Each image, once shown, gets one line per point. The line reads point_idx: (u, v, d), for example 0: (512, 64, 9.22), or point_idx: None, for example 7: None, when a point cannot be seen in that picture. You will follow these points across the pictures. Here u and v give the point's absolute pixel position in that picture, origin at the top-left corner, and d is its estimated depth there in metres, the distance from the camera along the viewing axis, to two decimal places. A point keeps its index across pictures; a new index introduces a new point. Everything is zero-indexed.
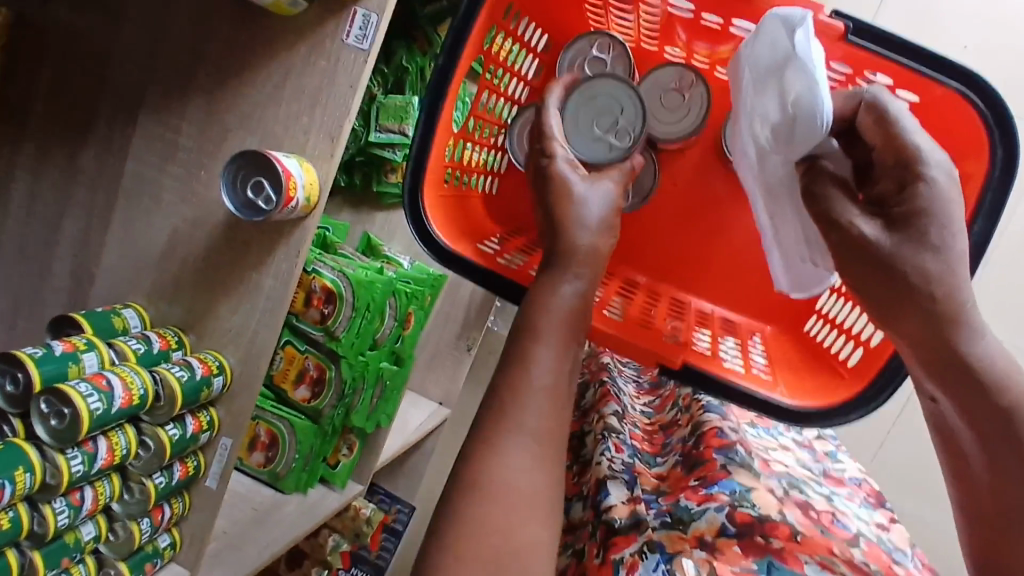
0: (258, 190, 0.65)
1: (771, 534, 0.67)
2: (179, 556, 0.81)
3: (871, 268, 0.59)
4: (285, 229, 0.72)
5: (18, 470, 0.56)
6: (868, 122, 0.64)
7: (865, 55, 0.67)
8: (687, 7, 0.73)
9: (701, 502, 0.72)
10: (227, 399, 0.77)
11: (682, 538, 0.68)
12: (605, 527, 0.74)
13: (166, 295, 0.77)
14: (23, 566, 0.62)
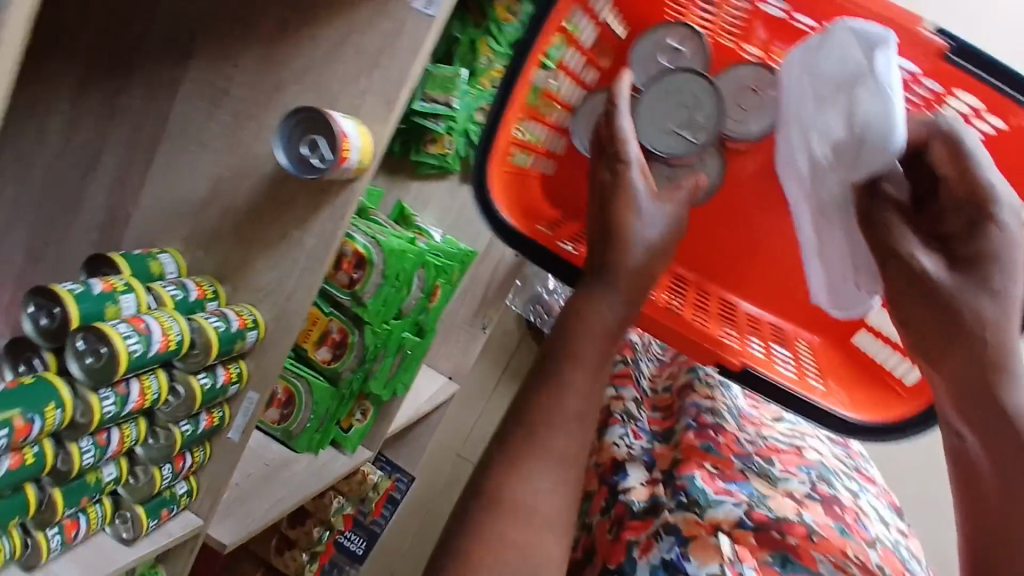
0: (313, 148, 0.65)
1: (789, 531, 0.67)
2: (193, 505, 0.81)
3: (927, 306, 0.61)
4: (333, 188, 0.71)
5: (48, 405, 0.57)
6: (942, 153, 0.65)
7: (956, 72, 0.67)
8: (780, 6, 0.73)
9: (717, 493, 0.72)
10: (258, 353, 0.76)
11: (698, 523, 0.68)
12: (622, 509, 0.76)
13: (204, 243, 0.76)
14: (41, 502, 0.63)
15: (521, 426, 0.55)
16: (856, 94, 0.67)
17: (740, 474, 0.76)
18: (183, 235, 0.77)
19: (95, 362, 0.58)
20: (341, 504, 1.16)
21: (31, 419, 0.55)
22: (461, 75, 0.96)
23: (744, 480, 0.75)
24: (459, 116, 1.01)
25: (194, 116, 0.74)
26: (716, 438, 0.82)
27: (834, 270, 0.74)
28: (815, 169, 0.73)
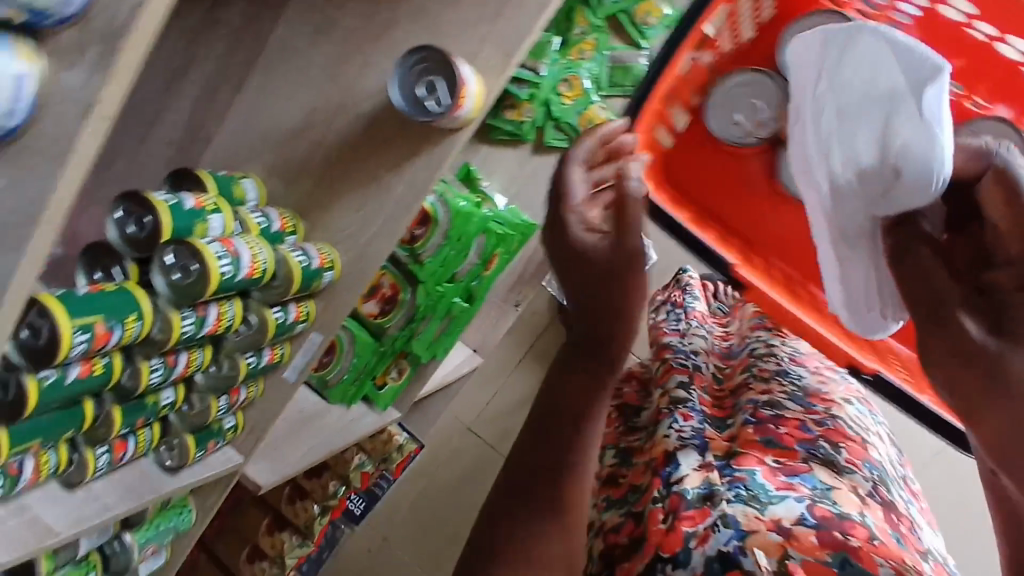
0: (429, 91, 0.62)
1: (851, 533, 0.57)
2: (235, 442, 0.79)
3: (962, 368, 0.53)
4: (433, 136, 0.68)
5: (129, 316, 0.54)
6: (990, 186, 0.63)
7: None
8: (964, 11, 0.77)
9: (780, 488, 0.63)
10: (328, 295, 0.74)
11: (759, 518, 0.59)
12: (676, 496, 0.64)
13: (288, 176, 0.73)
14: (99, 417, 0.60)
15: (498, 534, 0.49)
16: (896, 115, 0.75)
17: (803, 466, 0.68)
18: (265, 164, 0.74)
19: (184, 278, 0.55)
20: (361, 463, 1.14)
21: (112, 327, 0.52)
22: (553, 45, 0.97)
23: (807, 472, 0.66)
24: (544, 84, 0.97)
25: (296, 41, 0.71)
26: (777, 430, 0.73)
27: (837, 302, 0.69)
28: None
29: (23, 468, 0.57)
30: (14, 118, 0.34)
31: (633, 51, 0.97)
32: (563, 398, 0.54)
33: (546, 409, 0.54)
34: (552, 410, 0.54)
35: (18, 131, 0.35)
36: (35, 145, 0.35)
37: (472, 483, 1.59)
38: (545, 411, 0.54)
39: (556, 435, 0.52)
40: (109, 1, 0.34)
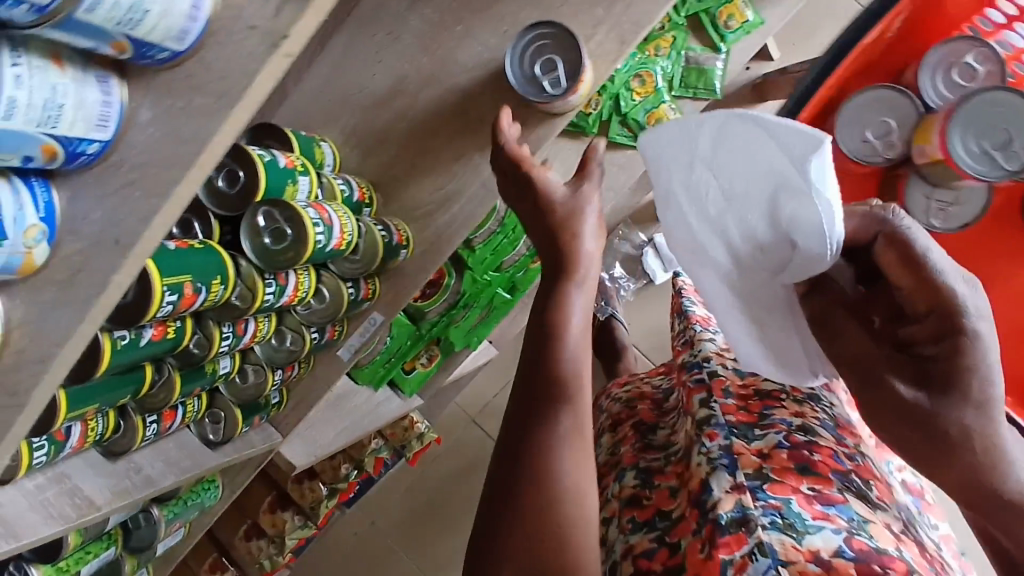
0: (546, 70, 0.60)
1: (891, 567, 0.47)
2: (275, 418, 0.74)
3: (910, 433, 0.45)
4: (531, 119, 0.63)
5: (214, 278, 0.49)
6: (889, 255, 0.44)
7: None
8: None
9: (816, 517, 0.51)
10: (395, 274, 0.70)
11: (796, 548, 0.48)
12: (711, 525, 0.52)
13: (368, 145, 0.68)
14: (157, 382, 0.55)
15: None
16: (781, 193, 0.46)
17: (838, 494, 0.53)
18: (344, 129, 0.69)
19: (274, 243, 0.52)
20: (378, 447, 1.12)
21: (198, 289, 0.48)
22: None
23: (844, 502, 0.53)
24: (617, 78, 0.93)
25: (393, 3, 0.66)
26: (812, 455, 0.56)
27: (757, 350, 0.53)
28: (739, 257, 0.50)
29: (70, 433, 0.51)
30: (184, 41, 0.29)
31: (711, 54, 0.94)
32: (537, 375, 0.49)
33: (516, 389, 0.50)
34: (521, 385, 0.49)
35: (179, 58, 0.30)
36: (197, 77, 0.30)
37: (470, 477, 1.54)
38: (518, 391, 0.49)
39: (525, 418, 0.47)
40: None
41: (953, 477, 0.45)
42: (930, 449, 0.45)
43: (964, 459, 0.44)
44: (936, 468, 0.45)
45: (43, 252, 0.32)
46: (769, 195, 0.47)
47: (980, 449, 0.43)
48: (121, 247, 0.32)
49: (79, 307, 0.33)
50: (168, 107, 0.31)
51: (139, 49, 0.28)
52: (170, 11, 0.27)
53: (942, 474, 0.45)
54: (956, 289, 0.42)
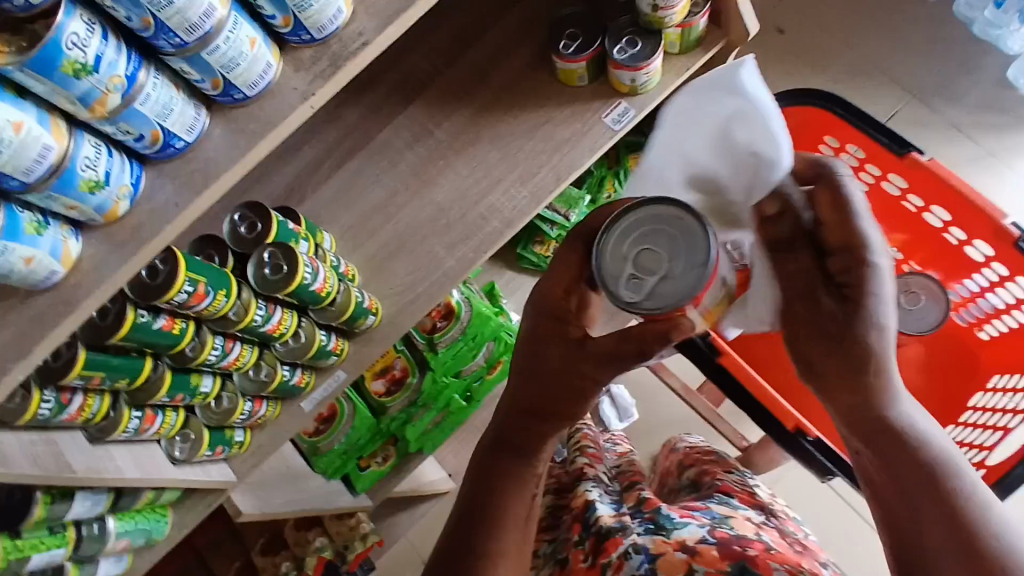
0: (524, 197, 0.85)
1: (749, 545, 0.62)
2: (235, 459, 0.82)
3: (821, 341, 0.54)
4: (505, 213, 0.85)
5: (221, 290, 0.64)
6: (823, 199, 0.54)
7: (932, 178, 0.78)
8: (898, 187, 0.84)
9: (683, 517, 0.68)
10: (363, 338, 0.84)
11: (666, 541, 0.64)
12: (594, 536, 0.69)
13: (361, 238, 0.86)
14: (151, 377, 0.67)
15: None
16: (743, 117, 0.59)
17: (700, 504, 0.72)
18: (345, 223, 0.87)
19: (271, 275, 0.68)
20: (321, 545, 1.13)
21: (208, 291, 0.62)
22: (585, 199, 1.13)
23: (705, 508, 0.71)
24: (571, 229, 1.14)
25: (396, 142, 0.89)
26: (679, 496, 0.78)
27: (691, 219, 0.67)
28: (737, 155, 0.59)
29: (72, 400, 0.61)
30: (254, 89, 0.49)
31: None
32: (524, 424, 0.56)
33: (496, 436, 0.57)
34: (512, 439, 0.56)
35: (247, 101, 0.50)
36: (254, 113, 0.50)
37: None
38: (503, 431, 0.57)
39: (515, 477, 0.56)
40: (346, 37, 0.50)
41: (852, 405, 0.53)
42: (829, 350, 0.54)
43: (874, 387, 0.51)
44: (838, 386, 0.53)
45: (125, 207, 0.49)
46: (731, 116, 0.60)
47: (879, 374, 0.52)
48: (179, 208, 0.50)
49: (138, 244, 0.49)
50: (232, 130, 0.50)
51: (226, 88, 0.47)
52: (250, 69, 0.47)
53: (847, 402, 0.53)
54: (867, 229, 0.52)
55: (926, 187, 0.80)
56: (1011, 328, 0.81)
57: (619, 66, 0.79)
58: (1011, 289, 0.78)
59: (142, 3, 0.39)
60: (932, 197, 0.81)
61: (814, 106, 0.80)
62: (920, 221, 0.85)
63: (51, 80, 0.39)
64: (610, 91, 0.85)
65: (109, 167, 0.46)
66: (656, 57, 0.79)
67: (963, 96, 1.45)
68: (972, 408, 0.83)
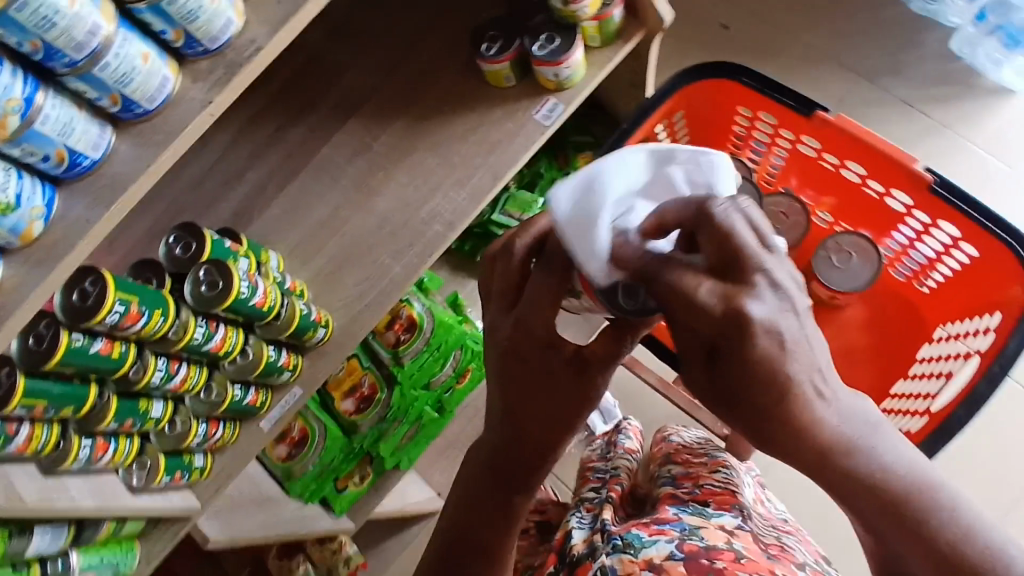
0: (463, 198, 0.86)
1: (717, 557, 0.60)
2: (197, 485, 0.82)
3: (738, 412, 0.46)
4: (445, 216, 0.86)
5: (156, 309, 0.65)
6: (709, 241, 0.45)
7: (844, 134, 0.76)
8: (813, 147, 0.81)
9: (652, 534, 0.65)
10: (316, 353, 0.85)
11: (634, 561, 0.61)
12: (567, 566, 0.68)
13: (308, 255, 0.88)
14: (97, 405, 0.67)
15: None
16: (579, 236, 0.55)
17: (672, 515, 0.69)
18: (292, 242, 0.89)
19: (207, 291, 0.68)
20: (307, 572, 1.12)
21: (142, 311, 0.63)
22: (538, 202, 1.15)
23: (675, 519, 0.68)
24: None
25: (337, 159, 0.91)
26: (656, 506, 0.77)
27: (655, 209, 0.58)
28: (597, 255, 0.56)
29: (19, 431, 0.62)
30: (154, 102, 0.50)
31: None
32: (508, 462, 0.58)
33: (486, 468, 0.59)
34: (500, 474, 0.59)
35: (151, 115, 0.51)
36: (159, 125, 0.52)
37: None
38: (488, 469, 0.59)
39: (506, 510, 0.59)
40: (240, 45, 0.51)
41: (800, 458, 0.46)
42: (750, 416, 0.46)
43: (813, 449, 0.45)
44: (779, 449, 0.46)
45: (39, 228, 0.50)
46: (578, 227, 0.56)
47: (811, 433, 0.45)
48: (92, 220, 0.51)
49: (56, 260, 0.51)
50: (138, 143, 0.52)
51: (126, 103, 0.49)
52: (148, 83, 0.49)
53: (789, 457, 0.46)
54: (719, 296, 0.43)
55: (841, 142, 0.77)
56: (946, 277, 0.80)
57: (540, 63, 0.81)
58: (937, 237, 0.78)
59: (27, 27, 0.40)
60: (846, 152, 0.78)
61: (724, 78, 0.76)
62: (845, 185, 0.83)
63: None
64: (538, 90, 0.87)
65: (19, 189, 0.47)
66: (575, 50, 0.81)
67: (912, 74, 1.40)
68: (921, 359, 0.82)
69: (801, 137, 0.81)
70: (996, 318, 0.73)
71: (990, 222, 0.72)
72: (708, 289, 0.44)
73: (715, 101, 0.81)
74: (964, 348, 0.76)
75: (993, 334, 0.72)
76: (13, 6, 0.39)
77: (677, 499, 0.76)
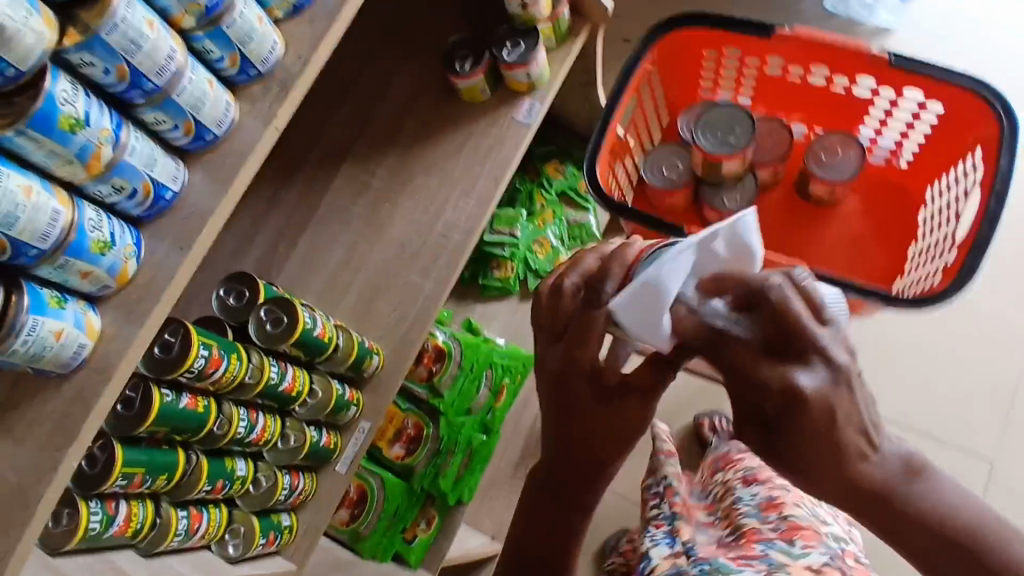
0: (471, 205, 0.91)
1: None
2: (288, 549, 0.79)
3: (788, 466, 0.46)
4: (459, 225, 0.90)
5: (233, 354, 0.65)
6: (766, 319, 0.45)
7: (812, 44, 0.77)
8: (777, 64, 0.81)
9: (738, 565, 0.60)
10: (373, 384, 0.86)
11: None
12: None
13: (337, 297, 0.89)
14: (189, 470, 0.65)
15: None
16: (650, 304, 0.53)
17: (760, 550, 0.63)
18: (318, 289, 0.90)
19: (273, 329, 0.70)
20: None
21: (222, 354, 0.64)
22: (522, 214, 1.22)
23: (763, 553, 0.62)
24: (521, 243, 1.20)
25: (340, 204, 0.94)
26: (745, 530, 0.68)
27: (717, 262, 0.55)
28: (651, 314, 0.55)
29: (118, 509, 0.59)
30: (221, 127, 0.54)
31: (583, 213, 1.24)
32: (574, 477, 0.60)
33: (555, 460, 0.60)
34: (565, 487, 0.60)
35: (217, 142, 0.55)
36: (226, 151, 0.55)
37: None
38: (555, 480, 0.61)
39: (569, 526, 0.62)
40: (287, 64, 0.56)
41: (846, 502, 0.46)
42: (801, 465, 0.45)
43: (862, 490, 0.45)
44: (821, 492, 0.46)
45: (133, 266, 0.51)
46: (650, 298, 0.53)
47: (859, 468, 0.45)
48: (183, 250, 0.53)
49: (155, 294, 0.51)
50: (210, 171, 0.54)
51: (198, 130, 0.52)
52: (216, 108, 0.52)
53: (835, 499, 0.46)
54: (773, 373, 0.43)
55: (804, 54, 0.78)
56: (921, 145, 0.82)
57: (512, 66, 0.89)
58: (906, 106, 0.79)
59: (116, 50, 0.44)
60: (819, 57, 0.78)
61: (682, 29, 0.79)
62: (817, 92, 0.84)
63: (51, 138, 0.43)
64: (512, 94, 0.94)
65: (112, 229, 0.49)
66: (540, 49, 0.89)
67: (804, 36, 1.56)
68: (924, 222, 0.82)
69: (765, 59, 0.81)
70: (978, 155, 0.74)
71: (949, 76, 0.73)
72: (769, 372, 0.44)
73: (684, 49, 0.82)
74: (962, 190, 0.76)
75: (982, 166, 0.73)
76: (104, 28, 0.43)
77: (771, 524, 0.67)
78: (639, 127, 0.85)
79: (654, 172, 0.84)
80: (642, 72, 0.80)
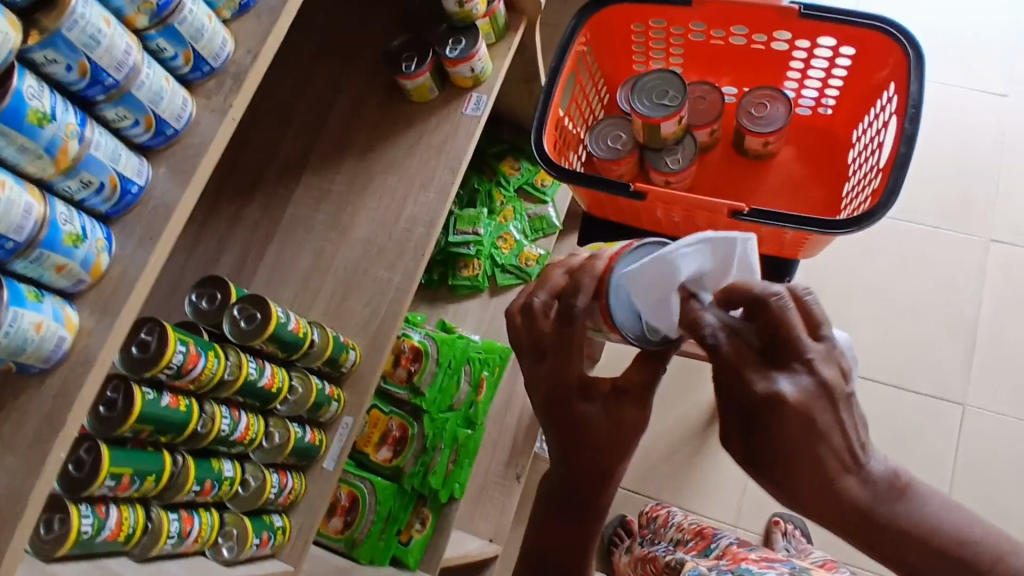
0: (431, 198, 0.93)
1: None
2: (283, 551, 0.79)
3: (775, 470, 0.50)
4: (422, 217, 0.92)
5: (211, 350, 0.66)
6: (760, 327, 0.49)
7: (728, 7, 0.83)
8: (700, 30, 0.88)
9: (761, 567, 0.68)
10: (352, 379, 0.87)
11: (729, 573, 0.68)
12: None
13: (308, 302, 0.90)
14: (176, 472, 0.65)
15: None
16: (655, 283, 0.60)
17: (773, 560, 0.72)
18: (289, 296, 0.91)
19: (247, 326, 0.71)
20: None
21: (200, 351, 0.65)
22: (484, 213, 1.26)
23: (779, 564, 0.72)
24: (485, 240, 1.23)
25: (303, 212, 0.96)
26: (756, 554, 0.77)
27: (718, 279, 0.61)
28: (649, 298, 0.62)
29: (110, 513, 0.58)
30: (180, 121, 0.56)
31: (542, 206, 1.28)
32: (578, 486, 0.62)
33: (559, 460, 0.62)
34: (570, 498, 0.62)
35: (177, 136, 0.57)
36: (186, 143, 0.57)
37: None
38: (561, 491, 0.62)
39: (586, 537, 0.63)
40: (238, 59, 0.59)
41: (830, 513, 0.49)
42: (784, 469, 0.49)
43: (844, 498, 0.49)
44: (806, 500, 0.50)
45: (106, 259, 0.52)
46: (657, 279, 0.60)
47: (842, 480, 0.49)
48: (153, 242, 0.54)
49: (130, 285, 0.53)
50: (172, 163, 0.56)
51: (158, 124, 0.54)
52: (174, 102, 0.55)
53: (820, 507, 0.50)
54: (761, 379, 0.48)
55: (723, 17, 0.84)
56: (842, 89, 0.89)
57: (456, 63, 0.92)
58: (822, 53, 0.85)
59: (76, 46, 0.46)
60: (736, 18, 0.84)
61: (608, 7, 0.85)
62: (740, 52, 0.90)
63: (21, 132, 0.44)
64: (459, 91, 0.98)
65: (83, 223, 0.50)
66: (480, 44, 0.93)
67: None
68: (854, 161, 0.88)
69: (689, 26, 0.87)
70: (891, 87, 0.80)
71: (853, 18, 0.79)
72: (761, 381, 0.48)
73: (613, 24, 0.87)
74: (882, 121, 0.81)
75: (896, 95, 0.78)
76: (65, 25, 0.45)
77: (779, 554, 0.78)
78: (581, 104, 0.90)
79: (600, 143, 0.88)
80: (577, 50, 0.85)
